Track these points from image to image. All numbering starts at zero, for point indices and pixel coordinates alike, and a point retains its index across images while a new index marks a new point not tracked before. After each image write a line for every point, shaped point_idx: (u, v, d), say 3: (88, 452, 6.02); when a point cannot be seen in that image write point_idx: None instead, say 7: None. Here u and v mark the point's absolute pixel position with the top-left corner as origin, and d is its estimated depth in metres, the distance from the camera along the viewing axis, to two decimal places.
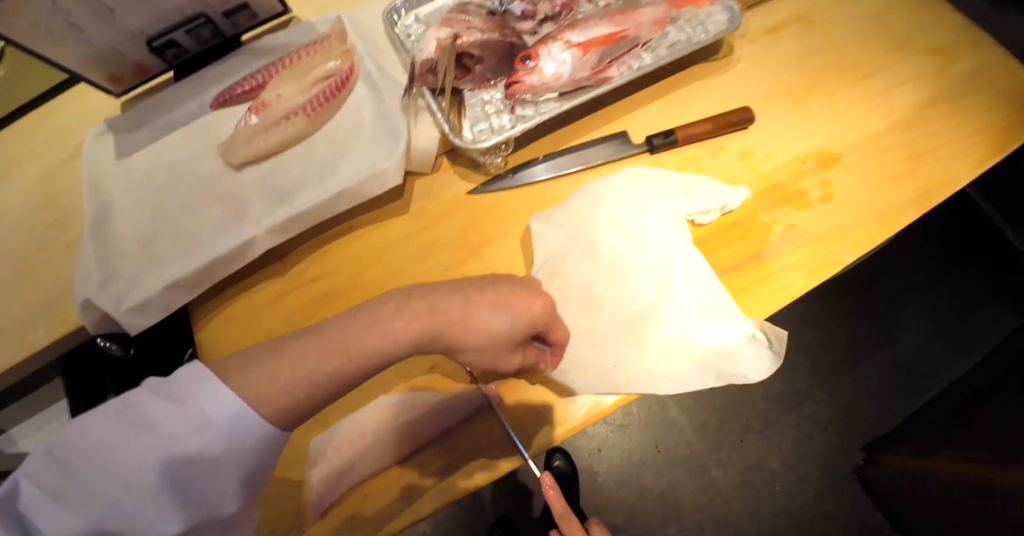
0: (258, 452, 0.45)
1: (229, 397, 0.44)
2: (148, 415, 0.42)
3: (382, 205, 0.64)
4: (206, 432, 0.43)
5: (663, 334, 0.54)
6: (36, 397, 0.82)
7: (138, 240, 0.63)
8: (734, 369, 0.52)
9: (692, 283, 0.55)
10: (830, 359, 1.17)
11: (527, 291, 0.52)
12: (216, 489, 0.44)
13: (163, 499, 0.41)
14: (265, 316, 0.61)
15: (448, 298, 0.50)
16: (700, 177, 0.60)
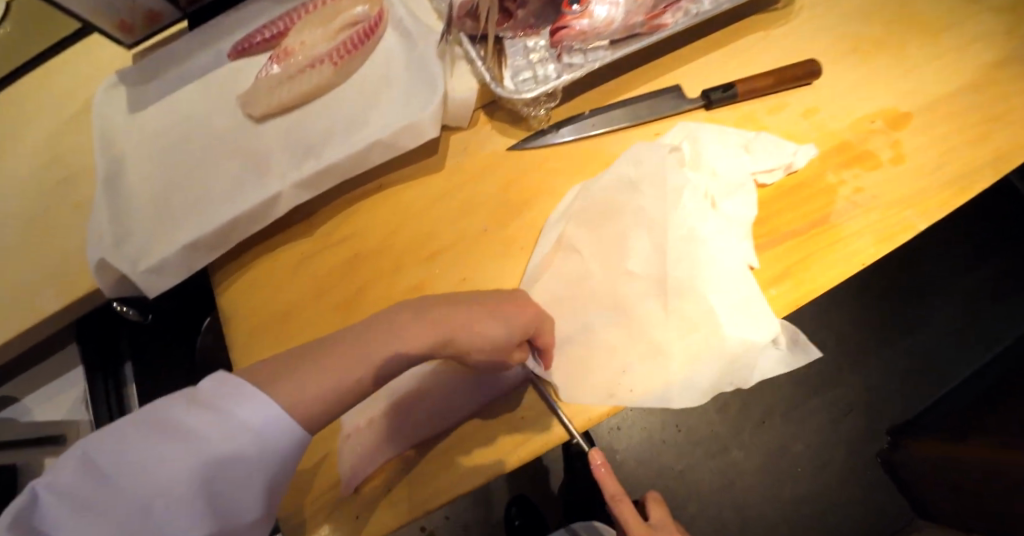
0: (292, 460, 0.39)
1: (267, 399, 0.37)
2: (169, 423, 0.35)
3: (415, 162, 0.60)
4: (240, 441, 0.36)
5: (694, 311, 0.50)
6: (47, 364, 0.78)
7: (152, 197, 0.59)
8: (752, 366, 0.49)
9: (717, 271, 0.51)
10: (859, 343, 1.12)
11: (517, 298, 0.48)
12: (243, 507, 0.37)
13: (186, 522, 0.35)
14: (291, 279, 0.57)
15: (442, 307, 0.45)
16: (762, 134, 0.55)
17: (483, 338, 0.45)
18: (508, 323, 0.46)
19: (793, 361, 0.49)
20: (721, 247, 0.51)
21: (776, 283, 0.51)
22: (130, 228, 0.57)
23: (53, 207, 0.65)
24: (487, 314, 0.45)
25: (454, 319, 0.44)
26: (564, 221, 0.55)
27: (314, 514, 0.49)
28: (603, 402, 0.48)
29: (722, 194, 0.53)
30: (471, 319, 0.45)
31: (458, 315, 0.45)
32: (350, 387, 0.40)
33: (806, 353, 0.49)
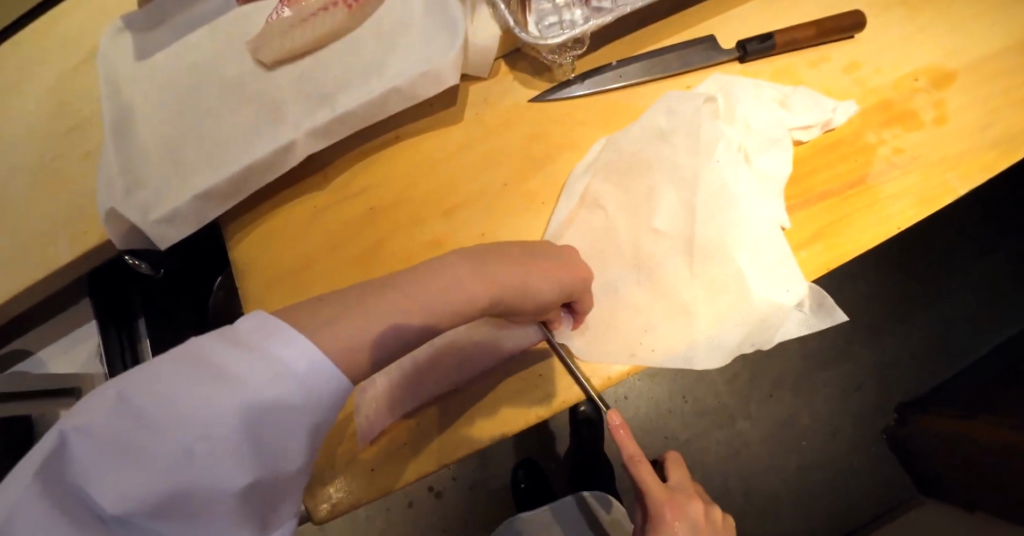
0: (335, 410, 0.36)
1: (310, 344, 0.34)
2: (206, 364, 0.32)
3: (432, 113, 0.58)
4: (282, 386, 0.33)
5: (722, 269, 0.48)
6: (60, 318, 0.79)
7: (162, 146, 0.57)
8: (778, 327, 0.47)
9: (750, 229, 0.49)
10: (873, 317, 1.10)
11: (567, 260, 0.47)
12: (284, 459, 0.34)
13: (225, 471, 0.31)
14: (307, 231, 0.56)
15: (502, 262, 0.44)
16: (799, 89, 0.53)
17: (538, 291, 0.44)
18: (560, 281, 0.46)
19: (818, 323, 0.47)
20: (754, 204, 0.49)
21: (807, 245, 0.49)
22: (140, 178, 0.55)
23: (62, 157, 0.63)
24: (544, 266, 0.45)
25: (513, 272, 0.43)
26: (588, 176, 0.53)
27: (329, 466, 0.48)
28: (623, 361, 0.48)
29: (756, 149, 0.51)
30: (530, 271, 0.44)
31: (513, 267, 0.44)
32: (378, 345, 0.37)
33: (830, 316, 0.47)
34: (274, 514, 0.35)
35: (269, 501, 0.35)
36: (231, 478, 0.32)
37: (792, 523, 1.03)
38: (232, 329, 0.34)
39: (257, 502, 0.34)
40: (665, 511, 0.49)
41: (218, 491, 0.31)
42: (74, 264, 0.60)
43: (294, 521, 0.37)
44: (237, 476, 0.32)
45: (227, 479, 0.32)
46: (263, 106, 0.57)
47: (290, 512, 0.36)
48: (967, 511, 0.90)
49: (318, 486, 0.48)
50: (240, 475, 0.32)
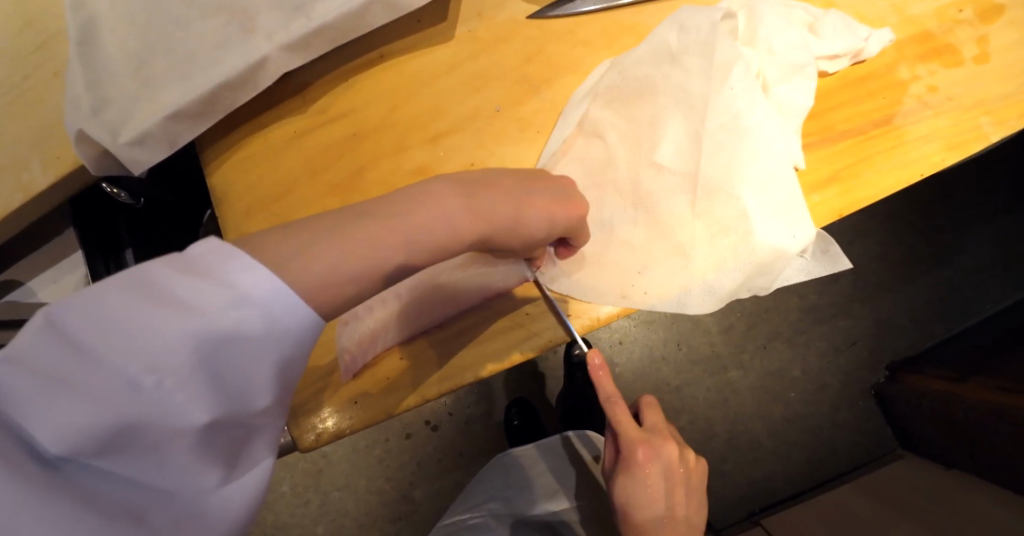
0: (307, 344, 0.32)
1: (267, 269, 0.30)
2: (154, 289, 0.28)
3: (420, 29, 0.52)
4: (240, 316, 0.29)
5: (724, 210, 0.45)
6: (48, 248, 0.72)
7: (121, 53, 0.46)
8: (779, 276, 0.44)
9: (766, 164, 0.44)
10: (875, 274, 1.07)
11: (559, 190, 0.43)
12: (250, 395, 0.31)
13: (179, 406, 0.28)
14: (285, 154, 0.50)
15: (494, 194, 0.40)
16: (833, 13, 0.47)
17: (529, 226, 0.41)
18: (553, 218, 0.42)
19: (819, 271, 0.45)
20: (769, 138, 0.44)
21: (821, 188, 0.45)
22: (111, 94, 0.46)
23: (29, 78, 0.50)
24: (539, 199, 0.42)
25: (502, 202, 0.40)
26: (591, 104, 0.49)
27: (312, 398, 0.46)
28: (614, 302, 0.45)
29: (775, 79, 0.46)
30: (522, 204, 0.41)
31: (506, 196, 0.40)
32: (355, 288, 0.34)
33: (834, 263, 0.44)
34: (245, 454, 0.32)
35: (237, 439, 0.31)
36: (186, 416, 0.29)
37: (775, 471, 1.04)
38: (183, 249, 0.30)
39: (223, 441, 0.31)
40: (637, 453, 0.48)
41: (173, 427, 0.28)
42: (49, 194, 0.50)
43: (272, 461, 0.34)
44: (193, 413, 0.29)
45: (182, 415, 0.28)
46: (231, 17, 0.47)
47: (266, 451, 0.33)
48: (947, 468, 0.90)
49: (300, 417, 0.46)
50: (197, 412, 0.29)
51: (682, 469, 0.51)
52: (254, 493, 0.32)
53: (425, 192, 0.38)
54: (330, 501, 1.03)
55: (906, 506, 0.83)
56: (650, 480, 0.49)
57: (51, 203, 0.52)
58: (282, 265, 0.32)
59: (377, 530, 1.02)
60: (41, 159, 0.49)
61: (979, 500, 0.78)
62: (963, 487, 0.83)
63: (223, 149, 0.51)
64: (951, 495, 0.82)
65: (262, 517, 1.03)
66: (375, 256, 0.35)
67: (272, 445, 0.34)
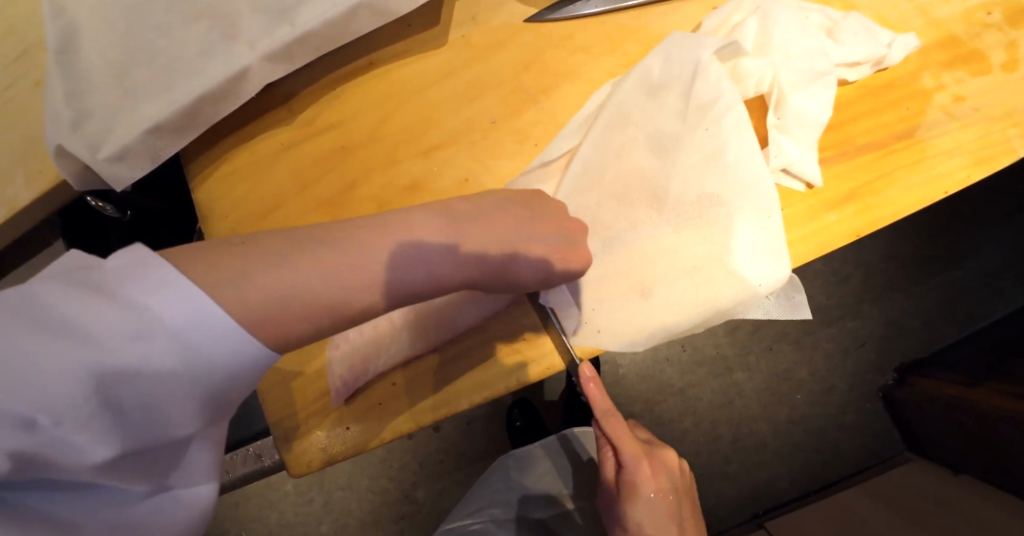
0: (246, 370, 0.29)
1: (188, 290, 0.26)
2: (43, 315, 0.24)
3: (412, 34, 0.49)
4: (148, 343, 0.26)
5: (695, 248, 0.42)
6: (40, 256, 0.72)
7: (98, 63, 0.44)
8: (742, 314, 0.42)
9: (752, 198, 0.41)
10: (884, 275, 1.04)
11: (551, 226, 0.41)
12: (170, 426, 0.28)
13: (78, 445, 0.25)
14: (272, 171, 0.48)
15: (496, 240, 0.38)
16: (852, 17, 0.44)
17: (525, 272, 0.39)
18: (551, 264, 0.40)
19: (777, 314, 0.43)
20: (752, 173, 0.41)
21: (838, 207, 0.43)
22: (92, 106, 0.44)
23: (8, 88, 0.47)
24: (539, 242, 0.40)
25: (500, 244, 0.38)
26: (593, 121, 0.46)
27: (302, 424, 0.44)
28: (586, 338, 0.43)
29: (791, 86, 0.42)
30: (521, 245, 0.39)
31: (503, 235, 0.38)
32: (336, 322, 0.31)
33: (795, 311, 0.42)
34: (179, 468, 0.31)
35: (161, 461, 0.30)
36: (87, 455, 0.25)
37: (780, 472, 1.01)
38: (92, 269, 0.26)
39: (140, 465, 0.29)
40: (643, 469, 0.47)
41: (73, 466, 0.25)
42: (32, 210, 0.47)
43: (211, 474, 0.32)
44: (93, 452, 0.25)
45: (81, 455, 0.25)
46: (212, 24, 0.44)
47: (211, 462, 0.32)
48: (955, 473, 0.87)
49: (290, 441, 0.44)
50: (99, 449, 0.26)
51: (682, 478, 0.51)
52: (196, 503, 0.32)
53: (406, 218, 0.36)
54: (334, 500, 1.01)
55: (914, 509, 0.81)
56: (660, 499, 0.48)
57: (35, 218, 0.49)
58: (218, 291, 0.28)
59: (379, 530, 1.00)
60: (23, 175, 0.46)
61: (981, 503, 0.77)
62: (969, 492, 0.81)
63: (206, 164, 0.48)
64: (957, 499, 0.80)
65: (265, 516, 1.01)
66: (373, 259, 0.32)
67: (211, 459, 0.32)
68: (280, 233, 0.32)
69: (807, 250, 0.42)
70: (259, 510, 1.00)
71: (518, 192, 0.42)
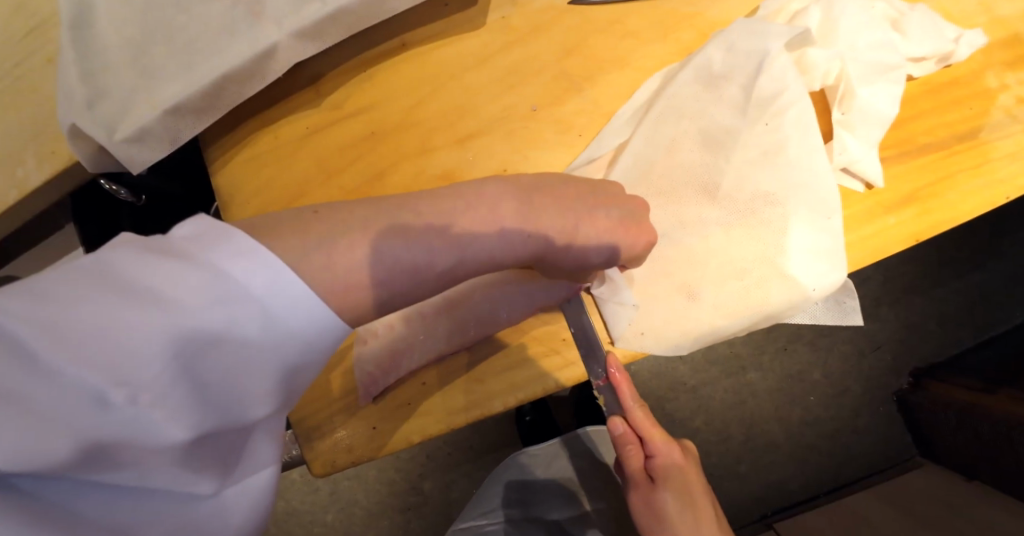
0: (323, 346, 0.27)
1: (267, 257, 0.25)
2: (124, 282, 0.23)
3: (447, 15, 0.46)
4: (231, 311, 0.24)
5: (751, 246, 0.41)
6: (50, 244, 0.71)
7: (118, 39, 0.42)
8: (789, 317, 0.40)
9: (813, 197, 0.40)
10: (907, 278, 1.01)
11: (615, 205, 0.39)
12: (245, 402, 0.26)
13: (156, 421, 0.23)
14: (299, 156, 0.46)
15: (555, 212, 0.36)
16: (918, 9, 0.42)
17: (588, 248, 0.37)
18: (615, 239, 0.38)
19: (826, 318, 0.41)
20: (816, 171, 0.39)
21: (896, 209, 0.40)
22: (108, 85, 0.42)
23: (21, 63, 0.45)
24: (601, 216, 0.38)
25: (562, 217, 0.36)
26: (640, 116, 0.44)
27: (327, 420, 0.42)
28: (631, 339, 0.41)
29: (860, 79, 0.40)
30: (584, 218, 0.37)
31: (564, 213, 0.37)
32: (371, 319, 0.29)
33: (845, 316, 0.41)
34: (246, 456, 0.28)
35: (232, 447, 0.27)
36: (163, 432, 0.23)
37: (790, 474, 1.00)
38: (163, 238, 0.25)
39: (214, 449, 0.26)
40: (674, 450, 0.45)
41: (149, 444, 0.23)
42: (43, 192, 0.45)
43: (273, 466, 0.29)
44: (171, 429, 0.24)
45: (159, 432, 0.23)
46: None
47: (274, 453, 0.29)
48: (968, 480, 0.86)
49: (314, 438, 0.42)
50: (175, 427, 0.24)
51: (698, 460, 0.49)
52: (262, 496, 0.29)
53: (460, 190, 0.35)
54: (340, 490, 1.00)
55: (920, 513, 0.80)
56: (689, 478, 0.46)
57: (47, 200, 0.47)
58: (298, 260, 0.26)
59: (383, 520, 0.99)
60: (35, 153, 0.44)
61: (987, 508, 0.76)
62: (977, 497, 0.80)
63: (229, 146, 0.46)
64: (964, 503, 0.79)
65: (270, 503, 1.00)
66: (414, 255, 0.30)
67: (274, 450, 0.29)
68: (325, 209, 0.30)
69: (861, 256, 0.40)
70: None
71: (580, 176, 0.40)
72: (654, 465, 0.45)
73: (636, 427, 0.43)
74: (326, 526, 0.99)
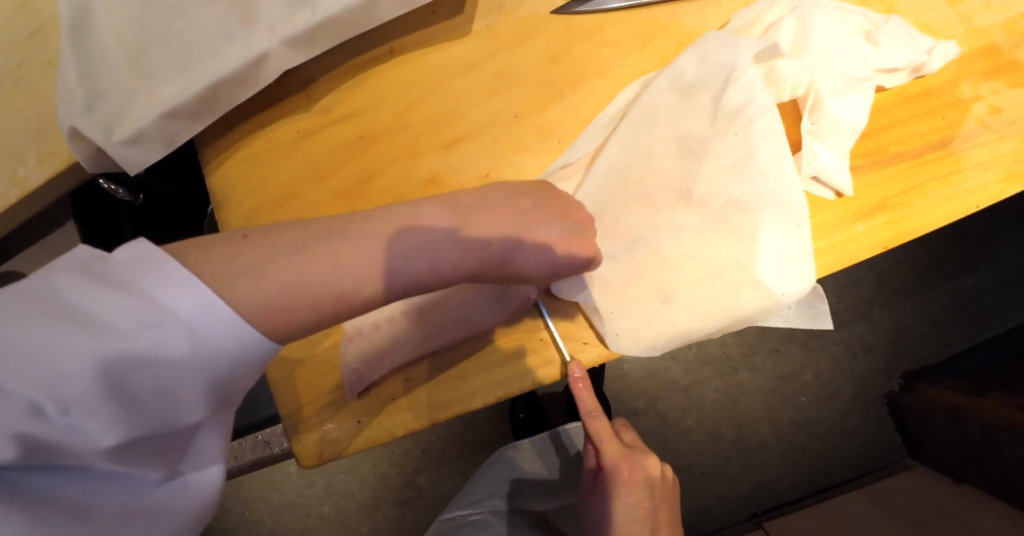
0: (251, 361, 0.30)
1: (196, 282, 0.28)
2: (61, 306, 0.26)
3: (435, 22, 0.47)
4: (162, 332, 0.27)
5: (719, 255, 0.42)
6: (51, 240, 0.72)
7: (115, 43, 0.43)
8: (762, 321, 0.42)
9: (778, 209, 0.41)
10: (898, 280, 1.02)
11: (557, 220, 0.41)
12: (177, 411, 0.28)
13: (88, 430, 0.26)
14: (289, 159, 0.47)
15: (495, 229, 0.39)
16: (892, 21, 0.43)
17: (528, 262, 0.40)
18: (556, 255, 0.40)
19: (799, 322, 0.43)
20: (783, 183, 0.41)
21: (867, 217, 0.42)
22: (106, 88, 0.43)
23: (22, 66, 0.46)
24: (542, 233, 0.40)
25: (501, 235, 0.39)
26: (620, 123, 0.45)
27: (313, 415, 0.44)
28: (609, 340, 0.43)
29: (829, 91, 0.41)
30: (524, 236, 0.40)
31: (503, 226, 0.39)
32: None
33: (816, 321, 0.42)
34: (189, 453, 0.32)
35: (172, 446, 0.31)
36: (96, 439, 0.26)
37: (780, 473, 1.01)
38: (100, 262, 0.28)
39: (150, 450, 0.29)
40: (620, 469, 0.48)
41: (83, 450, 0.26)
42: (44, 192, 0.47)
43: (213, 461, 0.33)
44: (103, 436, 0.26)
45: (92, 440, 0.26)
46: (233, 6, 0.44)
47: (219, 450, 0.33)
48: (956, 482, 0.87)
49: (301, 431, 0.44)
50: (108, 434, 0.26)
51: (664, 487, 0.50)
52: (205, 487, 0.33)
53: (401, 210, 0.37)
54: (337, 483, 1.02)
55: (909, 514, 0.82)
56: (633, 501, 0.48)
57: (48, 199, 0.48)
58: (222, 283, 0.29)
59: (379, 514, 1.01)
60: (36, 155, 0.46)
61: (976, 510, 0.77)
62: (965, 499, 0.81)
63: (223, 148, 0.48)
64: (953, 505, 0.81)
65: (268, 496, 1.01)
66: (363, 269, 0.33)
67: (215, 446, 0.33)
68: (256, 233, 0.33)
69: (834, 260, 0.42)
70: (262, 490, 1.01)
71: (527, 184, 0.42)
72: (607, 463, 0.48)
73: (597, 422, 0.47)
74: (323, 519, 1.01)
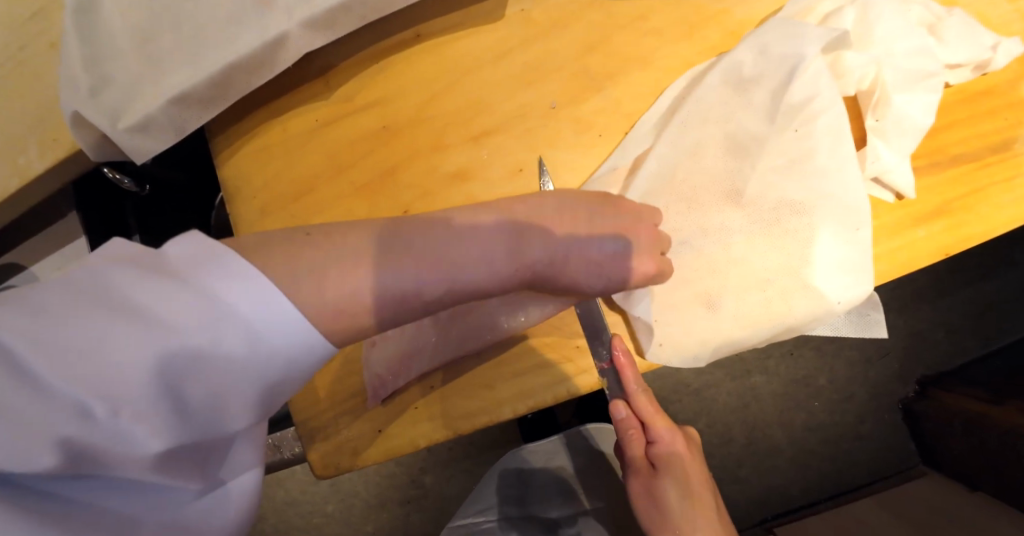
0: (305, 366, 0.28)
1: (259, 281, 0.26)
2: (117, 300, 0.25)
3: (464, 5, 0.44)
4: (219, 331, 0.25)
5: (770, 257, 0.39)
6: (51, 231, 0.70)
7: (122, 24, 0.41)
8: (810, 329, 0.39)
9: (835, 210, 0.38)
10: (914, 286, 0.99)
11: (614, 225, 0.38)
12: (225, 417, 0.27)
13: (136, 434, 0.24)
14: (308, 150, 0.45)
15: (547, 239, 0.36)
16: (957, 12, 0.40)
17: (579, 275, 0.37)
18: (608, 270, 0.38)
19: (848, 330, 0.40)
20: (840, 184, 0.38)
21: (926, 222, 0.39)
22: (112, 73, 0.41)
23: (25, 48, 0.44)
24: (597, 247, 0.38)
25: (552, 247, 0.36)
26: (663, 118, 0.42)
27: (331, 422, 0.41)
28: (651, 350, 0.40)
29: (896, 85, 0.39)
30: (575, 249, 0.37)
31: (558, 235, 0.37)
32: None
33: (868, 329, 0.40)
34: (229, 461, 0.30)
35: (215, 452, 0.29)
36: (143, 444, 0.25)
37: (791, 478, 0.99)
38: (157, 255, 0.26)
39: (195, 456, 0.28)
40: (675, 440, 0.44)
41: (130, 456, 0.25)
42: (45, 179, 0.44)
43: (256, 468, 0.31)
44: (150, 442, 0.25)
45: (139, 445, 0.25)
46: None
47: (258, 456, 0.31)
48: (969, 490, 0.84)
49: (319, 439, 0.41)
50: (155, 440, 0.25)
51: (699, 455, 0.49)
52: (246, 496, 0.30)
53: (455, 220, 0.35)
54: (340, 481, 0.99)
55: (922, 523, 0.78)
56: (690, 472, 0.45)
57: (49, 188, 0.46)
58: (289, 285, 0.28)
59: (382, 513, 0.99)
60: (37, 141, 0.43)
61: (991, 518, 0.74)
62: (978, 509, 0.78)
63: (239, 137, 0.45)
64: (966, 513, 0.77)
65: (271, 492, 0.99)
66: (404, 284, 0.31)
67: (258, 453, 0.31)
68: (318, 232, 0.31)
69: (888, 268, 0.39)
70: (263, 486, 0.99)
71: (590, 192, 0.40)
72: (655, 454, 0.44)
73: (638, 412, 0.43)
74: (325, 517, 0.99)
